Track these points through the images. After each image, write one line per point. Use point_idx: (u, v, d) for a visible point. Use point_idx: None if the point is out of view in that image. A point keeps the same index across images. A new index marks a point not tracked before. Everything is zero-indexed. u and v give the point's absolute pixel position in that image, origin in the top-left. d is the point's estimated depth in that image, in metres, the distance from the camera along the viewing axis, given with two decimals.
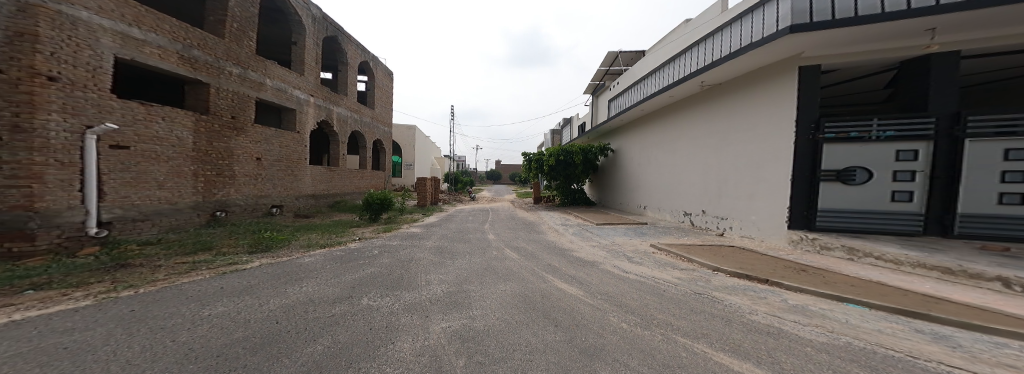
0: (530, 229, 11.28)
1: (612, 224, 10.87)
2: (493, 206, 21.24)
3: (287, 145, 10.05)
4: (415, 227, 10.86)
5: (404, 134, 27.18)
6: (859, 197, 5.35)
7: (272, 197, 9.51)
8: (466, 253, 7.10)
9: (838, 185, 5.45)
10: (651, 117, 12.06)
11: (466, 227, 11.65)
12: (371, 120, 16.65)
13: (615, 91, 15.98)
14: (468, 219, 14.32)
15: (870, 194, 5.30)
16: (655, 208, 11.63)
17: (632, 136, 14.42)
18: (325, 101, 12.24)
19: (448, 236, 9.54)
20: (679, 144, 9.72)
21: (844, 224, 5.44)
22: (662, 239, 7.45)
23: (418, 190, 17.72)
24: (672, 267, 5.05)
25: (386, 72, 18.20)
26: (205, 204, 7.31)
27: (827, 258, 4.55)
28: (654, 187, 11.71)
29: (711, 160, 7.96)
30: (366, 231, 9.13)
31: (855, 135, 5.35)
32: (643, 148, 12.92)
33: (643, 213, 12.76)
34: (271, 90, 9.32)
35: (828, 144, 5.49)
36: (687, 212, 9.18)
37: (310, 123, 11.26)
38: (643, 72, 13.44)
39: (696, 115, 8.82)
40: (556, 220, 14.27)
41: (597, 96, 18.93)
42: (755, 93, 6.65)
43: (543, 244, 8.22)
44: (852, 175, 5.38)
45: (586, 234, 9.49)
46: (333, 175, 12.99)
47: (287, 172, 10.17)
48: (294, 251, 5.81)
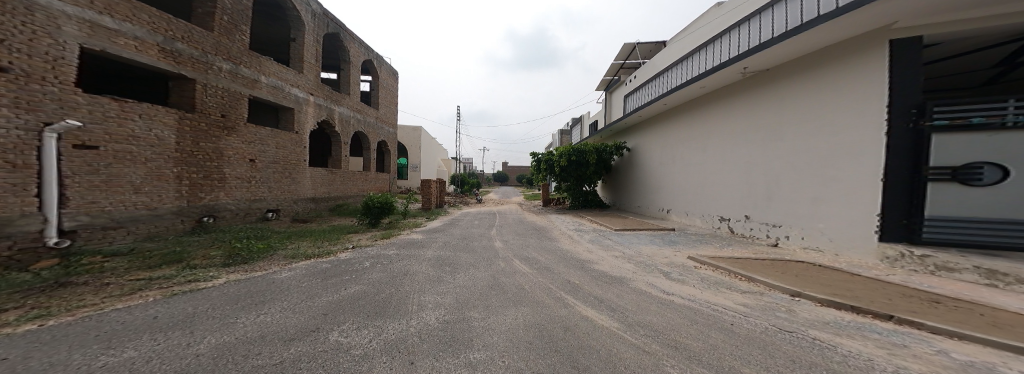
0: (541, 235, 10.34)
1: (630, 229, 9.90)
2: (501, 209, 20.37)
3: (284, 146, 9.64)
4: (416, 232, 10.13)
5: (410, 134, 26.72)
6: (989, 203, 4.09)
7: (267, 201, 8.97)
8: (469, 264, 6.29)
9: (957, 187, 4.23)
10: (675, 111, 11.04)
11: (471, 233, 10.87)
12: (376, 121, 16.24)
13: (632, 86, 14.98)
14: (474, 223, 13.53)
15: (1009, 199, 4.01)
16: (679, 211, 10.64)
17: (651, 134, 13.41)
18: (326, 100, 11.99)
19: (451, 243, 8.77)
20: (713, 141, 8.70)
21: (968, 238, 4.18)
22: (699, 250, 6.40)
23: (423, 192, 17.06)
24: (729, 288, 4.00)
25: (390, 71, 17.80)
26: (191, 209, 6.73)
27: (956, 286, 3.39)
28: (678, 188, 10.73)
29: (758, 159, 6.94)
30: (362, 237, 8.50)
31: (979, 121, 4.17)
32: (665, 147, 11.88)
33: (665, 218, 11.78)
34: (266, 87, 9.00)
35: (937, 135, 4.35)
36: (723, 217, 8.18)
37: (309, 123, 11.00)
38: (665, 63, 12.44)
39: (735, 107, 7.81)
40: (569, 225, 13.25)
41: (611, 92, 17.96)
42: (821, 78, 5.59)
43: (557, 253, 7.28)
44: (978, 173, 4.14)
45: (604, 242, 8.49)
46: (333, 177, 12.55)
47: (284, 175, 9.71)
48: (273, 263, 5.06)
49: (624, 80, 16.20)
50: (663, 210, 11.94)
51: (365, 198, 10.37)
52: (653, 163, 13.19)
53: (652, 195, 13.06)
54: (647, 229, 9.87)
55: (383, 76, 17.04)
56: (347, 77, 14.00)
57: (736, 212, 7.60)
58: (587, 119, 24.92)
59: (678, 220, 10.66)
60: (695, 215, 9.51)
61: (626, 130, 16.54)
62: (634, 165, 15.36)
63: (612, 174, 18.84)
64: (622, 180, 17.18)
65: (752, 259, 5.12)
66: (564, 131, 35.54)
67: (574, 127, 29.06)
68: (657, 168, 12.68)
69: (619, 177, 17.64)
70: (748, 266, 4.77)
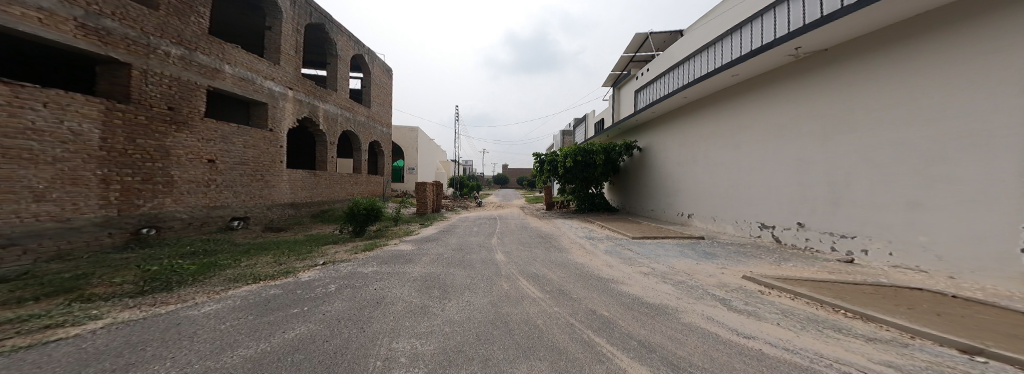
0: (548, 244, 9.12)
1: (650, 237, 8.70)
2: (502, 213, 19.20)
3: (254, 145, 8.50)
4: (406, 242, 8.92)
5: (406, 136, 25.59)
6: None
7: (232, 207, 7.80)
8: (464, 286, 5.08)
9: None
10: (697, 104, 9.96)
11: (470, 242, 9.67)
12: (367, 120, 15.14)
13: (644, 80, 13.90)
14: (473, 230, 12.31)
15: None
16: (702, 215, 9.54)
17: (666, 130, 12.33)
18: (308, 95, 11.00)
19: (445, 255, 7.57)
20: (748, 135, 7.59)
21: None
22: (752, 266, 5.14)
23: (418, 196, 15.88)
24: (847, 336, 2.74)
25: (383, 68, 16.78)
26: (123, 220, 5.48)
27: None
28: (700, 190, 9.62)
29: (815, 155, 5.82)
30: (339, 249, 7.27)
31: None
32: (684, 145, 10.78)
33: (685, 223, 10.66)
34: (231, 78, 7.89)
35: None
36: (764, 223, 7.05)
37: (287, 120, 9.93)
38: (684, 53, 11.34)
39: (780, 96, 6.71)
40: (578, 232, 12.05)
41: (619, 88, 16.87)
42: (915, 53, 4.48)
43: (570, 269, 6.07)
44: None
45: (626, 254, 7.24)
46: (316, 181, 11.40)
47: (254, 178, 8.52)
48: (206, 289, 3.78)
49: (634, 73, 15.12)
50: (682, 214, 10.85)
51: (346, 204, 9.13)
52: (668, 163, 12.11)
53: (667, 198, 11.99)
54: (669, 237, 8.66)
55: (375, 73, 16.03)
56: (334, 72, 12.95)
57: (784, 218, 6.47)
58: (591, 118, 23.80)
59: (700, 226, 9.56)
60: (725, 220, 8.40)
61: (636, 127, 15.48)
62: (646, 167, 14.26)
63: (620, 175, 17.72)
64: (631, 182, 16.09)
65: (847, 286, 3.85)
66: (566, 132, 34.38)
67: (578, 128, 27.91)
68: (673, 169, 11.59)
69: (629, 180, 16.56)
70: (847, 295, 3.50)
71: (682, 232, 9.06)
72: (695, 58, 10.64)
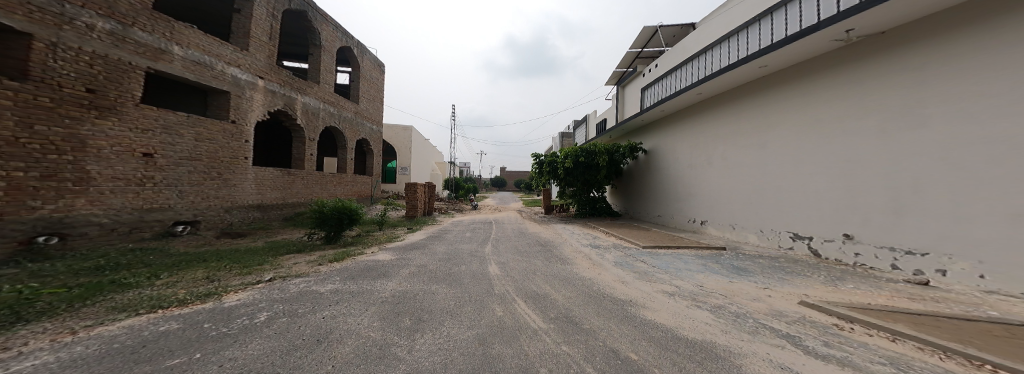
0: (549, 254, 8.06)
1: (666, 248, 7.79)
2: (498, 216, 18.21)
3: (210, 139, 7.27)
4: (386, 250, 7.75)
5: (399, 134, 24.45)
6: None
7: (175, 210, 6.62)
8: (445, 311, 4.00)
9: None
10: (716, 100, 9.14)
11: (461, 250, 8.55)
12: (354, 117, 13.96)
13: (655, 77, 13.09)
14: (464, 237, 11.16)
15: None
16: (720, 223, 8.72)
17: (676, 131, 11.55)
18: (283, 86, 9.64)
19: (429, 267, 6.46)
20: (777, 135, 6.77)
21: None
22: (810, 287, 4.10)
23: (407, 198, 14.69)
24: None
25: (373, 61, 15.65)
26: (7, 226, 4.45)
27: None
28: (718, 195, 8.82)
29: (867, 156, 4.96)
30: (301, 259, 6.06)
31: None
32: (699, 146, 9.94)
33: (699, 231, 9.84)
34: (180, 62, 6.67)
35: None
36: (796, 234, 6.19)
37: (256, 112, 8.57)
38: (699, 46, 10.51)
39: (816, 88, 5.89)
40: (580, 239, 11.05)
41: (624, 85, 16.64)
42: (1014, 30, 3.65)
43: (580, 289, 5.03)
44: None
45: (643, 268, 6.20)
46: (291, 180, 10.19)
47: (208, 176, 7.31)
48: (61, 326, 2.70)
49: (639, 71, 14.87)
50: (696, 220, 10.05)
51: (315, 204, 7.91)
52: (680, 165, 11.32)
53: (679, 203, 11.22)
54: (687, 248, 7.70)
55: (365, 67, 14.92)
56: (317, 63, 11.78)
57: (823, 228, 5.62)
58: (592, 120, 22.96)
59: (717, 235, 8.70)
60: (748, 228, 7.56)
61: (645, 126, 14.76)
62: (656, 170, 13.45)
63: (625, 179, 16.99)
64: (638, 185, 15.32)
65: (934, 317, 2.91)
66: (565, 135, 33.45)
67: (578, 129, 26.98)
68: (686, 172, 10.80)
69: (633, 184, 15.91)
70: (985, 342, 2.43)
71: (703, 242, 8.08)
72: (712, 51, 9.81)
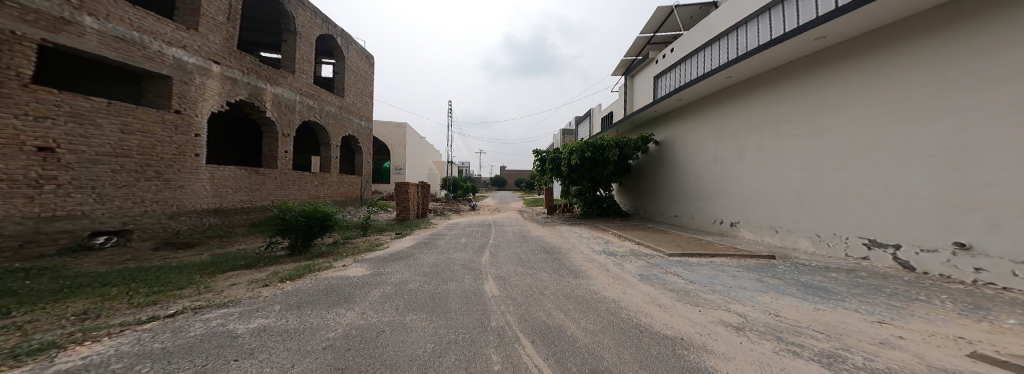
0: (560, 267, 6.74)
1: (700, 257, 6.62)
2: (498, 217, 16.99)
3: (144, 131, 6.04)
4: (363, 262, 6.42)
5: (393, 132, 23.15)
6: None
7: (91, 217, 5.35)
8: (413, 363, 2.70)
9: None
10: (752, 83, 8.08)
11: (454, 262, 7.18)
12: (339, 111, 12.60)
13: (675, 62, 12.01)
14: (459, 243, 9.78)
15: None
16: (758, 226, 7.63)
17: (705, 121, 10.48)
18: (245, 74, 8.31)
19: (412, 285, 5.16)
20: (834, 121, 5.73)
21: None
22: (961, 324, 2.74)
23: (398, 199, 13.36)
24: None
25: (361, 52, 14.35)
26: None
27: None
28: (755, 193, 7.75)
29: (989, 139, 3.91)
30: (243, 278, 4.71)
31: None
32: (732, 137, 8.88)
33: (733, 234, 8.74)
34: (95, 37, 5.37)
35: None
36: (871, 241, 5.03)
37: (210, 102, 7.30)
38: (729, 21, 9.32)
39: (895, 61, 4.89)
40: (592, 244, 9.79)
41: (633, 75, 15.80)
42: None
43: (607, 320, 3.72)
44: None
45: (685, 286, 4.84)
46: (263, 181, 8.87)
47: (144, 176, 6.08)
48: None
49: (653, 58, 14.01)
50: (727, 222, 8.98)
51: (279, 206, 6.52)
52: (708, 160, 10.26)
53: (707, 202, 10.16)
54: (726, 256, 6.52)
55: (351, 59, 13.62)
56: (291, 51, 10.42)
57: (915, 234, 4.48)
58: (597, 115, 21.61)
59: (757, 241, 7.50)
60: (794, 233, 6.45)
61: (663, 117, 13.66)
62: (677, 166, 12.37)
63: (637, 176, 15.92)
64: (655, 183, 14.21)
65: None
66: (568, 132, 32.03)
67: (582, 125, 25.61)
68: (716, 168, 9.78)
69: (648, 181, 14.79)
70: None
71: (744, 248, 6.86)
72: (748, 26, 8.63)
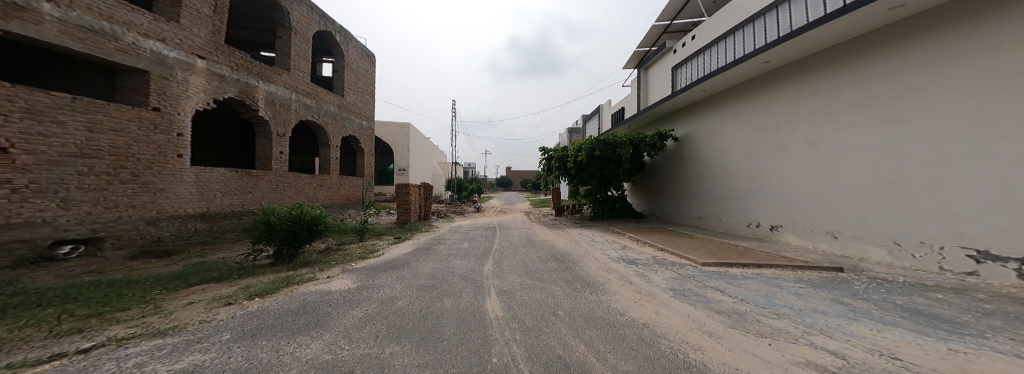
0: (574, 283, 5.82)
1: (738, 267, 5.71)
2: (505, 219, 16.25)
3: (118, 130, 5.58)
4: (347, 272, 5.71)
5: (397, 132, 22.73)
6: None
7: (53, 225, 4.90)
8: None
9: None
10: (794, 69, 7.28)
11: (451, 273, 6.39)
12: (337, 110, 12.12)
13: (698, 50, 11.03)
14: (460, 249, 9.01)
15: None
16: (807, 229, 6.88)
17: (732, 114, 9.67)
18: (234, 70, 7.87)
19: (398, 305, 4.37)
20: (913, 108, 5.03)
21: None
22: None
23: (400, 201, 12.75)
24: None
25: (360, 49, 14.00)
26: None
27: None
28: (801, 192, 7.03)
29: None
30: (206, 294, 4.06)
31: None
32: (769, 129, 8.08)
33: (773, 238, 7.94)
34: (56, 27, 4.92)
35: None
36: (980, 253, 4.29)
37: (194, 100, 6.86)
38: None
39: (1002, 36, 4.20)
40: (608, 250, 8.82)
41: (647, 67, 14.75)
42: None
43: (636, 357, 2.84)
44: None
45: (737, 308, 3.85)
46: (255, 183, 8.42)
47: (121, 179, 5.66)
48: None
49: (669, 47, 12.96)
50: (765, 225, 8.21)
51: (262, 209, 5.87)
52: (736, 156, 9.50)
53: (737, 202, 9.41)
54: (770, 267, 5.58)
55: (351, 57, 13.17)
56: (285, 48, 9.97)
57: None
58: (608, 111, 20.59)
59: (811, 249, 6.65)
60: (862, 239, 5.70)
61: (682, 110, 12.74)
62: (701, 164, 11.46)
63: (653, 175, 15.12)
64: (674, 183, 13.30)
65: None
66: (574, 130, 31.02)
67: (590, 122, 24.55)
68: (748, 164, 8.91)
69: (667, 180, 13.86)
70: None
71: (799, 259, 5.84)
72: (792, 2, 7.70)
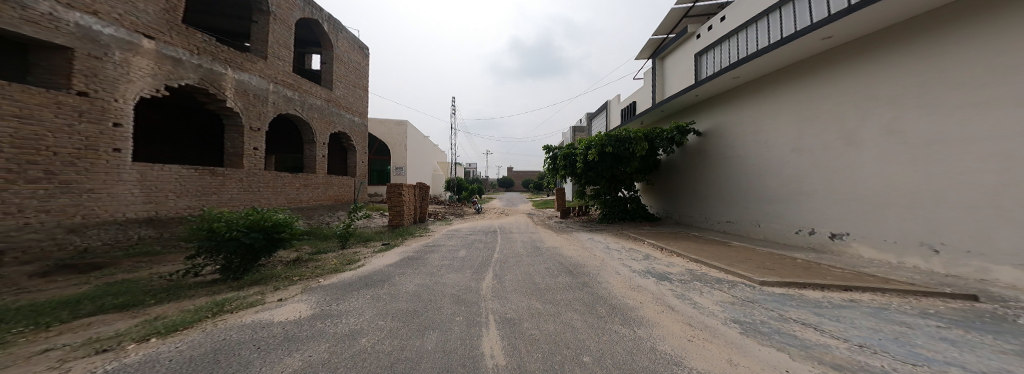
0: (591, 307, 4.58)
1: (807, 289, 4.41)
2: (507, 222, 14.97)
3: (31, 115, 4.86)
4: (305, 293, 4.53)
5: (393, 130, 21.69)
6: None
7: None
8: None
9: None
10: (865, 45, 6.09)
11: (439, 293, 5.14)
12: (326, 105, 11.84)
13: (728, 33, 9.79)
14: (455, 258, 7.78)
15: None
16: (890, 240, 5.62)
17: (770, 104, 8.47)
18: (191, 53, 7.22)
19: (351, 343, 3.20)
20: None
21: None
22: None
23: (392, 202, 11.60)
24: None
25: (351, 40, 13.72)
26: None
27: None
28: (880, 194, 5.79)
29: None
30: (81, 336, 2.79)
31: None
32: (822, 120, 6.92)
33: (833, 249, 6.67)
34: None
35: None
36: None
37: (136, 85, 6.18)
38: None
39: None
40: (627, 260, 7.53)
41: (663, 56, 13.54)
42: None
43: None
44: None
45: (863, 362, 2.55)
46: (220, 185, 7.58)
47: (34, 176, 4.85)
48: None
49: (692, 32, 11.64)
50: (820, 232, 6.95)
51: (208, 214, 4.57)
52: (774, 151, 8.33)
53: (780, 205, 8.15)
54: (858, 292, 4.22)
55: (340, 48, 12.97)
56: (262, 34, 9.26)
57: None
58: (616, 107, 19.39)
59: (901, 265, 5.37)
60: (985, 255, 4.47)
61: (705, 102, 11.46)
62: (729, 161, 10.22)
63: (669, 174, 13.86)
64: (695, 182, 12.02)
65: None
66: (578, 128, 29.77)
67: (597, 120, 23.34)
68: (793, 161, 7.72)
69: (686, 180, 12.61)
70: None
71: (897, 281, 4.47)
72: None
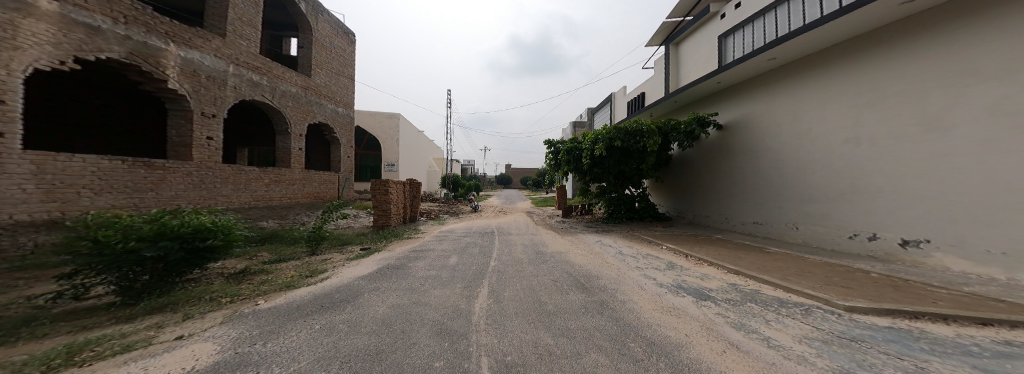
0: (617, 344, 3.37)
1: (927, 322, 3.23)
2: (504, 221, 13.76)
3: None
4: (240, 323, 3.08)
5: (384, 124, 20.43)
6: None
7: None
8: None
9: None
10: (966, 7, 4.89)
11: (415, 321, 3.84)
12: (302, 93, 10.74)
13: (761, 9, 8.59)
14: (444, 266, 6.55)
15: None
16: (992, 250, 4.56)
17: (811, 89, 7.33)
18: (114, 22, 6.06)
19: None
20: None
21: None
22: None
23: (377, 200, 10.35)
24: None
25: (333, 23, 12.52)
26: None
27: None
28: (975, 194, 4.72)
29: None
30: None
31: None
32: (888, 105, 5.80)
33: (903, 259, 5.55)
34: None
35: None
36: None
37: (34, 58, 5.06)
38: None
39: None
40: (650, 270, 6.32)
41: (679, 41, 12.32)
42: None
43: None
44: None
45: None
46: (159, 181, 6.77)
47: None
48: None
49: (716, 11, 10.40)
50: (885, 238, 5.83)
51: (96, 219, 3.09)
52: (815, 144, 7.21)
53: (824, 204, 6.98)
54: (1006, 328, 3.07)
55: (321, 32, 11.80)
56: (221, 8, 8.27)
57: None
58: (621, 100, 18.24)
59: (1016, 283, 4.26)
60: None
61: (728, 89, 10.22)
62: (754, 155, 9.05)
63: (680, 171, 12.73)
64: (713, 179, 10.85)
65: None
66: (579, 124, 28.51)
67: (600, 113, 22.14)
68: (843, 154, 6.59)
69: (701, 177, 11.46)
70: None
71: None
72: None
